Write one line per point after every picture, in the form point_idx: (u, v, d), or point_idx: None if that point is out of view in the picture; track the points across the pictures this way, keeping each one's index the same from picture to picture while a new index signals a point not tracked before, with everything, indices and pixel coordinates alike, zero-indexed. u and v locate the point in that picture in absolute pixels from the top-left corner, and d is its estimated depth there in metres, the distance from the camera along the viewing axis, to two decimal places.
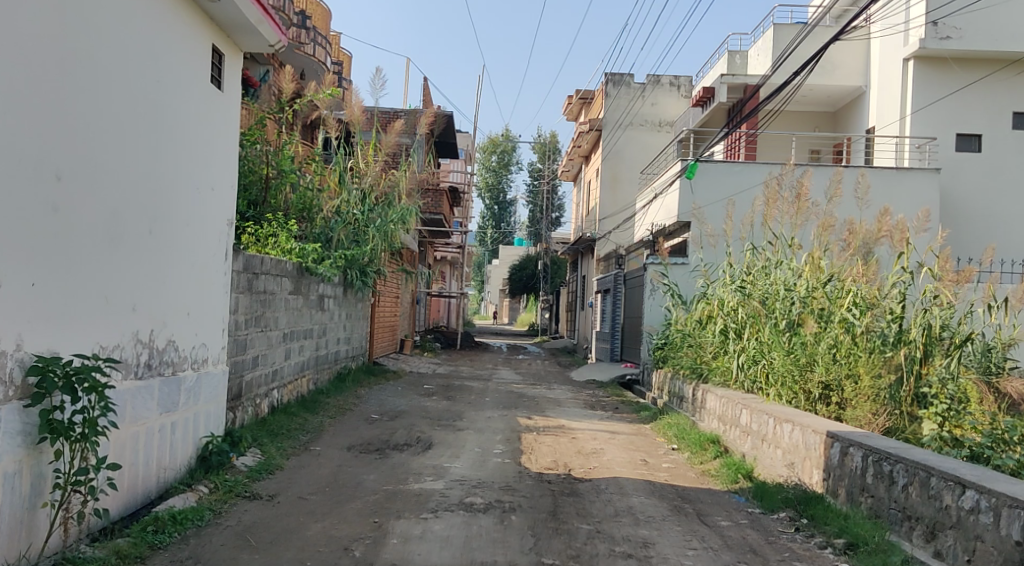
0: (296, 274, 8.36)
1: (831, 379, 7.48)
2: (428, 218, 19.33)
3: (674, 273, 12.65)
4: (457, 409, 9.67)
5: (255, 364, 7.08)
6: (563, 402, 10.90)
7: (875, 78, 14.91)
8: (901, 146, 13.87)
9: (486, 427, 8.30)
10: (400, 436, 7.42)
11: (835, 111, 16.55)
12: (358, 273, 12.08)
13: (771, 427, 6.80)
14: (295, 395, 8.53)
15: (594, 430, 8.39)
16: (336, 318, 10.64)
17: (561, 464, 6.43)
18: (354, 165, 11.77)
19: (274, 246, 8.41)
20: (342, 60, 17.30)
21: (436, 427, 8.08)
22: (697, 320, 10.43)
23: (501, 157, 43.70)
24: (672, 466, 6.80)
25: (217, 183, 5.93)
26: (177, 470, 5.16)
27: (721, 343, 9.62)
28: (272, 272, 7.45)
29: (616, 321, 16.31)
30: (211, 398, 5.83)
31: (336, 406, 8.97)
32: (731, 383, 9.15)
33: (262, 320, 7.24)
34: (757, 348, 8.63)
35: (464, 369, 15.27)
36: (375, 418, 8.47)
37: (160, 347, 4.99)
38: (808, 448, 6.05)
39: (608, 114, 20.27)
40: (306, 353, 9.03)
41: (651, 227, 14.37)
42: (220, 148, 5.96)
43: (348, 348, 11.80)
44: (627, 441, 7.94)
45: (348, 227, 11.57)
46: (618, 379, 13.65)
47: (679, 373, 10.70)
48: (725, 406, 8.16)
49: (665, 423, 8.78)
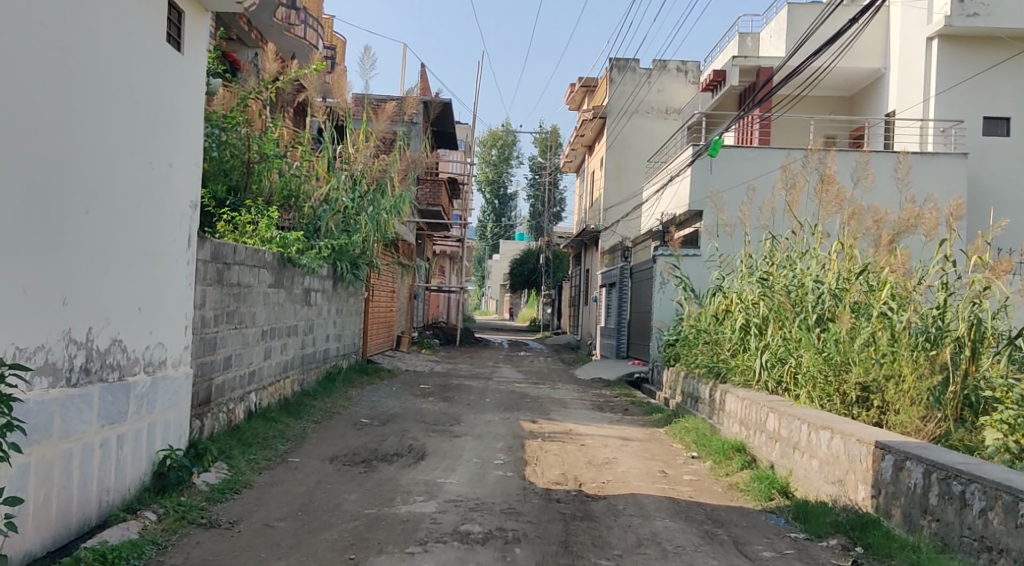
0: (277, 265, 7.63)
1: (871, 378, 6.71)
2: (426, 210, 18.66)
3: (686, 265, 11.95)
4: (455, 411, 8.94)
5: (228, 366, 6.36)
6: (569, 403, 10.17)
7: (895, 59, 14.13)
8: (925, 129, 13.10)
9: (486, 432, 7.58)
10: (389, 443, 6.69)
11: (851, 95, 15.75)
12: (349, 265, 11.34)
13: (805, 435, 6.12)
14: (277, 397, 7.80)
15: (604, 436, 7.64)
16: (324, 314, 9.91)
17: (571, 477, 5.68)
18: (343, 150, 11.05)
19: (253, 234, 7.67)
20: (336, 44, 16.57)
21: (430, 433, 7.35)
22: (714, 315, 9.70)
23: (502, 150, 43.17)
24: (694, 478, 6.07)
25: (178, 160, 5.18)
26: (124, 491, 4.46)
27: (740, 339, 8.88)
28: (248, 263, 6.70)
29: (623, 316, 15.56)
30: (170, 405, 5.11)
31: (323, 409, 8.24)
32: (752, 384, 8.39)
33: (235, 316, 6.49)
34: (784, 345, 7.90)
35: (463, 367, 14.55)
36: (364, 423, 7.75)
37: (101, 348, 4.26)
38: (851, 459, 5.35)
39: (612, 101, 19.52)
40: (290, 352, 8.31)
41: (661, 217, 13.60)
42: (181, 118, 5.20)
43: (339, 346, 11.09)
44: (641, 448, 7.20)
45: (338, 215, 10.85)
46: (626, 377, 12.91)
47: (693, 371, 9.93)
48: (750, 408, 7.43)
49: (681, 427, 8.06)
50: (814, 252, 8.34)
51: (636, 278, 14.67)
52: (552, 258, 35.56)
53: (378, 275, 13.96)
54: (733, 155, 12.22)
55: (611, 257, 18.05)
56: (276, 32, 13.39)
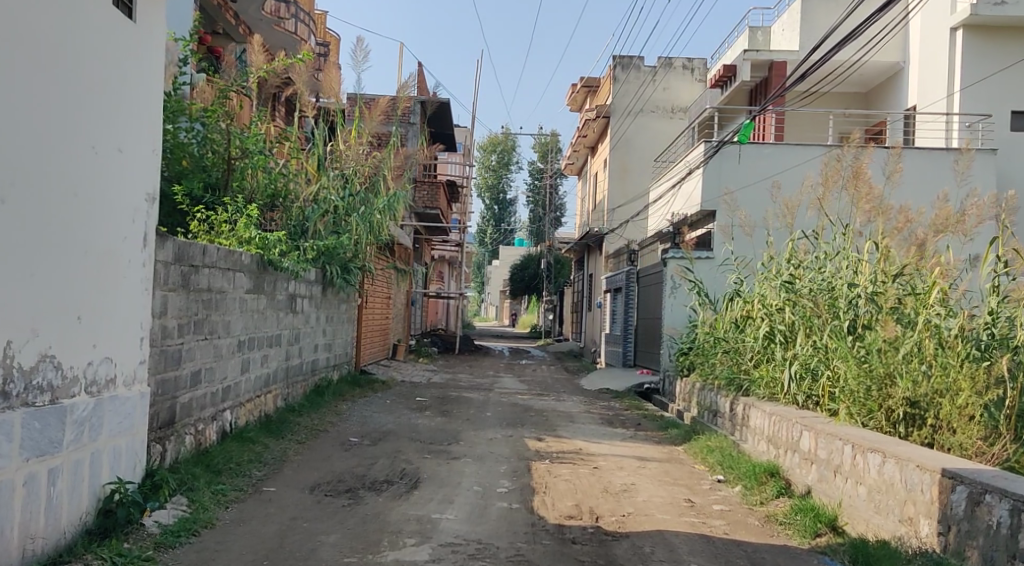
0: (256, 268, 6.88)
1: (919, 392, 5.89)
2: (422, 213, 17.90)
3: (698, 268, 11.26)
4: (454, 428, 8.21)
5: (196, 383, 5.63)
6: (576, 417, 9.43)
7: (915, 51, 13.42)
8: (949, 124, 12.40)
9: (488, 452, 6.85)
10: (379, 469, 5.96)
11: (868, 90, 15.02)
12: (339, 269, 10.58)
13: (850, 458, 5.42)
14: (256, 415, 7.06)
15: (618, 457, 6.91)
16: (312, 322, 9.21)
17: (586, 510, 4.97)
18: (334, 147, 10.41)
19: (229, 234, 6.97)
20: (330, 41, 15.91)
21: (425, 454, 6.61)
22: (733, 323, 8.99)
23: (502, 155, 42.67)
24: (724, 509, 5.35)
25: (130, 146, 4.46)
26: (55, 538, 3.73)
27: (765, 349, 8.15)
28: (219, 265, 5.96)
29: (629, 323, 14.87)
30: (121, 429, 4.38)
31: (308, 427, 7.52)
32: (779, 397, 7.64)
33: (205, 325, 5.76)
34: (816, 354, 7.18)
35: (463, 377, 13.82)
36: (353, 443, 7.03)
37: (26, 368, 3.55)
38: (910, 488, 4.65)
39: (617, 100, 18.94)
40: (272, 365, 7.58)
41: (671, 217, 12.87)
42: (134, 97, 4.49)
43: (329, 356, 10.37)
44: (661, 471, 6.46)
45: (328, 215, 10.10)
46: (635, 387, 12.15)
47: (710, 383, 9.19)
48: (780, 425, 6.70)
49: (703, 446, 7.34)
50: (848, 253, 7.59)
51: (645, 282, 13.94)
52: (554, 263, 34.83)
53: (372, 280, 13.19)
54: (750, 153, 11.55)
55: (616, 261, 17.36)
56: (265, 25, 12.72)
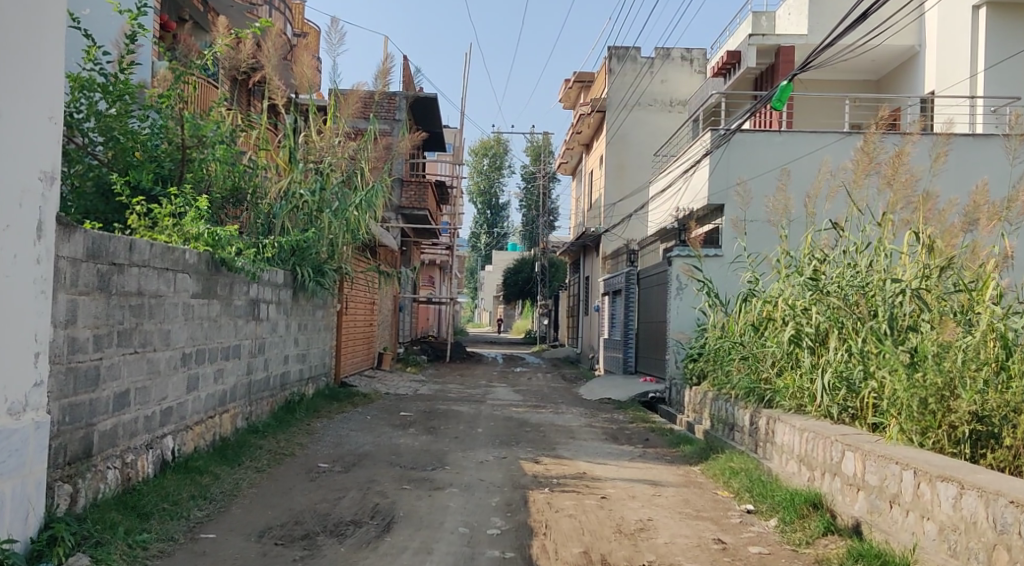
0: (205, 268, 5.90)
1: (988, 406, 4.92)
2: (410, 214, 16.96)
3: (708, 267, 10.39)
4: (440, 448, 7.26)
5: (123, 406, 4.67)
6: (577, 433, 8.47)
7: (934, 34, 12.65)
8: (974, 108, 11.55)
9: (479, 479, 5.91)
10: (347, 505, 5.00)
11: (881, 77, 14.19)
12: (312, 271, 9.41)
13: (914, 488, 4.50)
14: (209, 439, 6.11)
15: (629, 483, 5.97)
16: (280, 331, 8.26)
17: (597, 559, 4.04)
18: (306, 137, 9.54)
19: (171, 229, 6.01)
20: (307, 31, 14.96)
21: (404, 484, 5.64)
22: (751, 325, 8.04)
23: (495, 160, 41.87)
24: (762, 551, 4.43)
25: (13, 108, 3.51)
26: None
27: (789, 354, 7.19)
28: (153, 263, 5.01)
29: (630, 326, 13.94)
30: (2, 472, 3.40)
31: (272, 451, 6.56)
32: (809, 408, 6.65)
33: (135, 336, 4.81)
34: (852, 359, 6.24)
35: (453, 388, 12.87)
36: (321, 471, 6.08)
37: None
38: (1000, 530, 3.72)
39: (612, 94, 17.98)
40: (229, 381, 6.60)
41: (676, 213, 11.95)
42: (15, 45, 3.53)
43: (303, 368, 9.43)
44: (679, 501, 5.51)
45: (298, 213, 9.14)
46: (638, 397, 11.20)
47: (724, 392, 8.25)
48: (815, 444, 5.78)
49: (724, 467, 6.41)
50: (886, 246, 6.63)
51: (647, 284, 13.01)
52: (549, 267, 33.90)
53: (353, 284, 12.23)
54: (757, 141, 10.64)
55: (615, 262, 16.44)
56: (236, 12, 11.77)
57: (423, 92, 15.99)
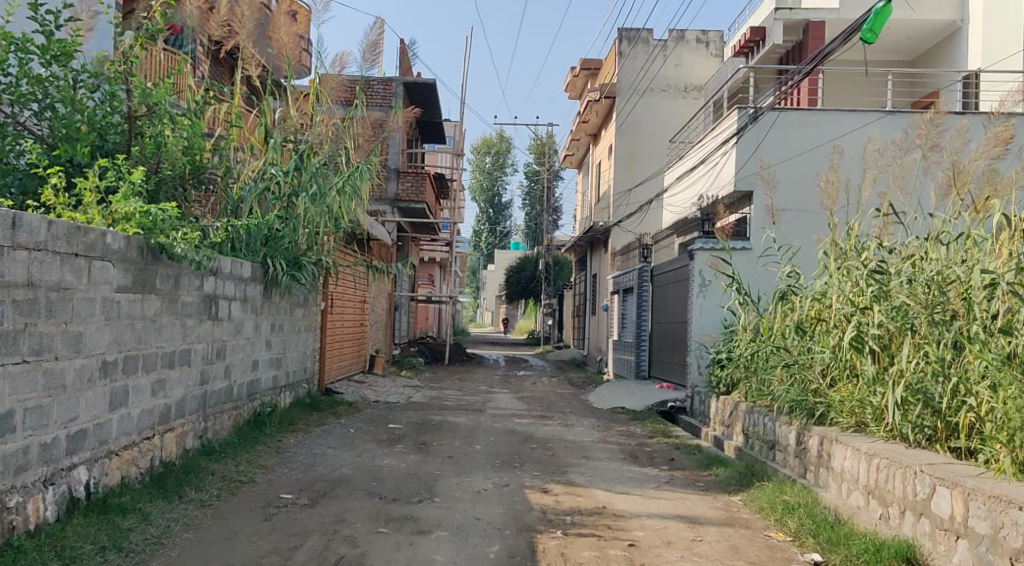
0: (134, 254, 4.77)
1: None
2: (406, 207, 15.82)
3: (735, 261, 9.23)
4: (431, 471, 6.13)
5: (3, 433, 3.57)
6: (591, 450, 7.34)
7: (977, 7, 11.49)
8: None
9: (476, 516, 4.78)
10: (302, 559, 3.87)
11: (916, 55, 13.06)
12: (286, 264, 8.21)
13: None
14: (146, 466, 4.99)
15: (661, 522, 4.84)
16: (247, 332, 7.14)
17: None
18: (284, 114, 8.49)
19: (96, 208, 4.87)
20: None
21: (380, 525, 4.49)
22: (795, 327, 6.91)
23: (496, 157, 40.85)
24: None
25: None
26: None
27: (846, 362, 6.05)
28: (53, 245, 3.89)
29: (643, 327, 12.79)
30: None
31: (227, 477, 5.43)
32: (873, 427, 5.50)
33: (26, 340, 3.72)
34: (929, 368, 5.06)
35: (451, 394, 11.76)
36: (283, 505, 4.96)
37: None
38: None
39: (622, 78, 16.80)
40: (175, 393, 5.49)
41: (699, 200, 10.83)
42: None
43: (278, 374, 8.33)
44: (727, 549, 4.38)
45: (272, 199, 8.01)
46: (656, 406, 10.06)
47: (762, 405, 7.10)
48: (889, 474, 4.65)
49: (776, 500, 5.27)
50: (969, 233, 5.47)
51: (662, 281, 11.86)
52: (553, 265, 32.70)
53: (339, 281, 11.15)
54: (790, 120, 9.54)
55: (625, 259, 15.30)
56: None
57: (421, 77, 14.91)
